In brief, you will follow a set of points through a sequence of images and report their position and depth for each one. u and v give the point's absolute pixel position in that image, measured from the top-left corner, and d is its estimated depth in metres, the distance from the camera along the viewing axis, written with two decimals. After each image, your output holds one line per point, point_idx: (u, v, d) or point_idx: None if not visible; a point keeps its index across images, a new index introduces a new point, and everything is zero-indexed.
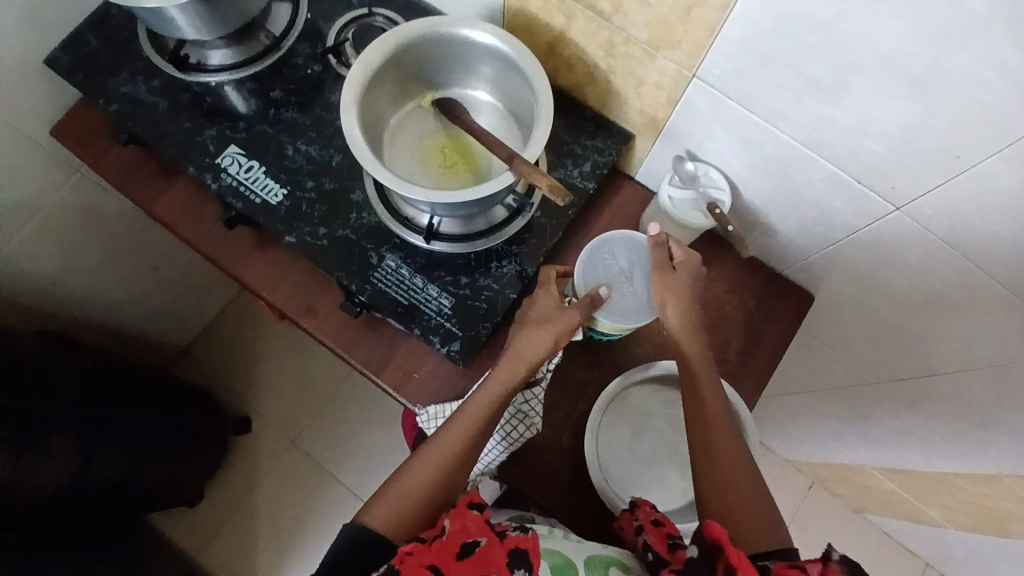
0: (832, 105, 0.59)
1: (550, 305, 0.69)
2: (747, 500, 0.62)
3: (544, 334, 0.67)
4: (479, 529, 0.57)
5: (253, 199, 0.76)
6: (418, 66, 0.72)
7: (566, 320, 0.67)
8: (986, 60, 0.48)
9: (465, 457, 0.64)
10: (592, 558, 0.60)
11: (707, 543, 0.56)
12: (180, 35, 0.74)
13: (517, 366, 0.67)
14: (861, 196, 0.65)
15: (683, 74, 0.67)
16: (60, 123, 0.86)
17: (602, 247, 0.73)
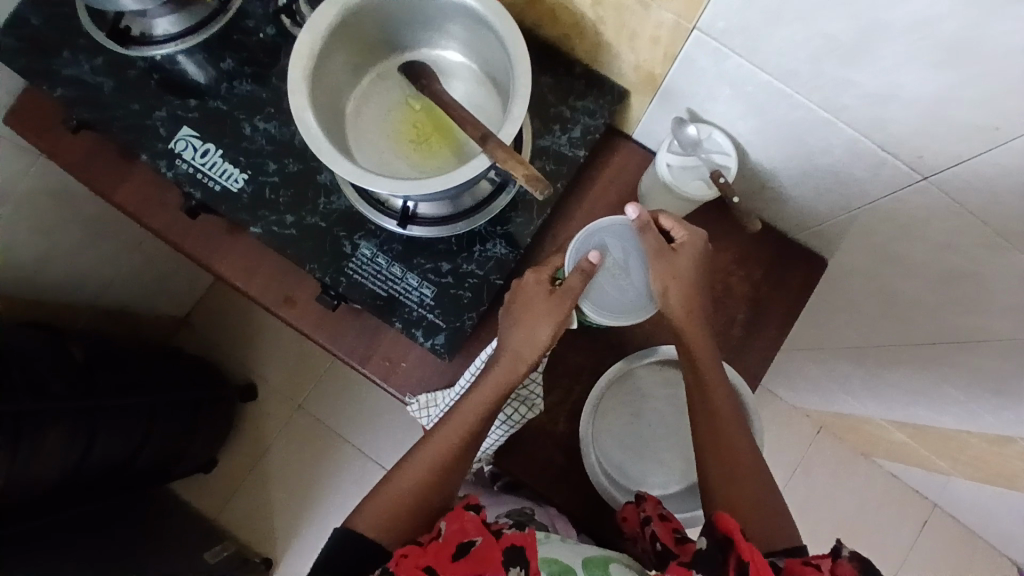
0: (859, 65, 0.50)
1: (541, 294, 0.63)
2: (754, 496, 0.58)
3: (540, 329, 0.61)
4: (477, 529, 0.54)
5: (213, 187, 0.70)
6: (378, 28, 0.63)
7: (557, 310, 0.61)
8: None
9: (461, 458, 0.60)
10: (590, 557, 0.58)
11: (717, 537, 0.53)
12: (116, 7, 0.66)
13: (516, 364, 0.62)
14: (885, 164, 0.57)
15: (683, 27, 0.58)
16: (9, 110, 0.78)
17: (595, 230, 0.66)
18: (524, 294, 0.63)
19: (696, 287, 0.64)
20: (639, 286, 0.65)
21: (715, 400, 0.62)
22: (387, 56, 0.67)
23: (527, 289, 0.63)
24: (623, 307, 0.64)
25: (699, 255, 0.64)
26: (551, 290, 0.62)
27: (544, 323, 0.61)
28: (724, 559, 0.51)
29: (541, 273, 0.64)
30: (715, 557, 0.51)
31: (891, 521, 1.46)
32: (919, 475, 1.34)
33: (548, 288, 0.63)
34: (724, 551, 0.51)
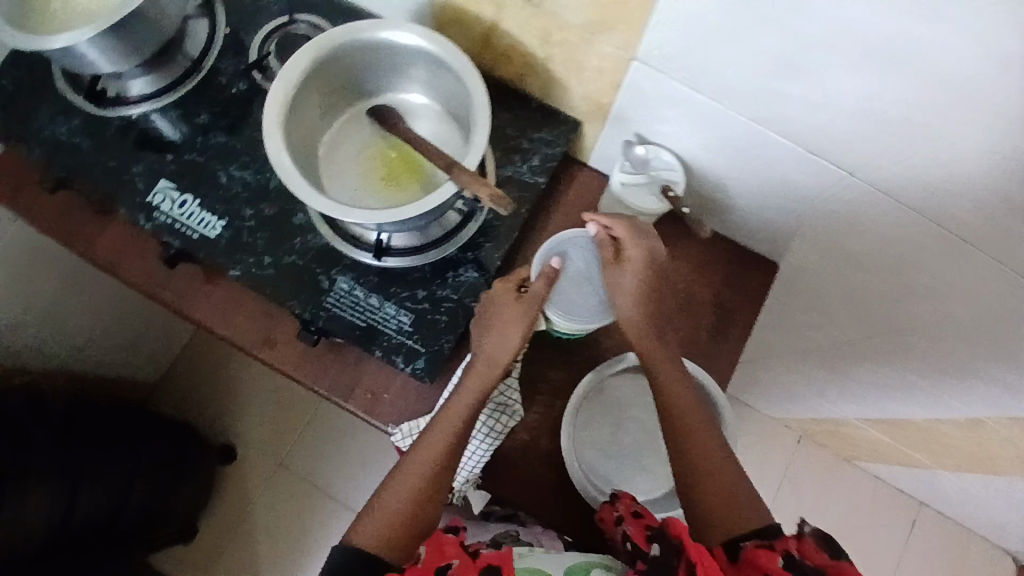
0: (782, 78, 0.57)
1: (509, 300, 0.66)
2: (725, 494, 0.60)
3: (510, 333, 0.65)
4: (454, 551, 0.55)
5: (191, 235, 0.72)
6: (346, 75, 0.68)
7: (526, 313, 0.65)
8: (942, 17, 0.45)
9: (449, 467, 0.61)
10: (572, 568, 0.61)
11: (671, 541, 0.57)
12: (94, 69, 0.70)
13: (491, 369, 0.65)
14: (816, 165, 0.63)
15: (624, 58, 0.64)
16: None
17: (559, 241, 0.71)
18: (493, 303, 0.66)
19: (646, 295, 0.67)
20: (600, 299, 0.70)
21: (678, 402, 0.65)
22: (355, 101, 0.72)
23: (495, 298, 0.66)
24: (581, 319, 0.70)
25: (644, 267, 0.67)
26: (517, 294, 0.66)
27: (518, 323, 0.65)
28: (675, 563, 0.56)
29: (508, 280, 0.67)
30: (669, 562, 0.56)
31: (880, 525, 1.49)
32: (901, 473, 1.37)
33: (514, 293, 0.66)
34: (678, 556, 0.56)
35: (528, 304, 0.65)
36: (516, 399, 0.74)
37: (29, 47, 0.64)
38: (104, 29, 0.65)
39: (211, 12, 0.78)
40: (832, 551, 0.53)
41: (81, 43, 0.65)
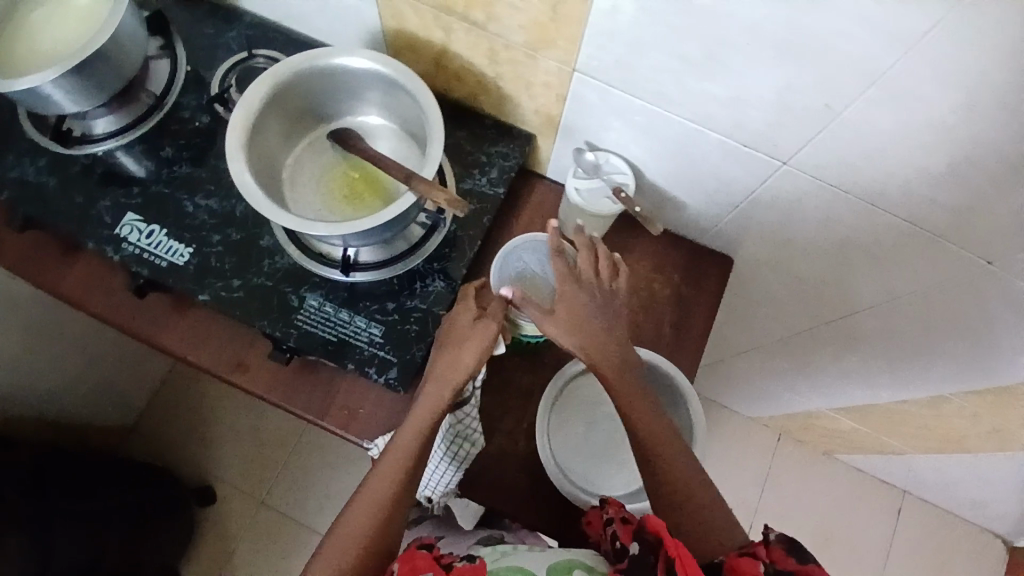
0: (707, 78, 0.61)
1: (467, 322, 0.68)
2: (704, 511, 0.63)
3: (464, 355, 0.66)
4: (428, 565, 0.56)
5: (159, 263, 0.73)
6: (305, 101, 0.71)
7: (481, 336, 0.66)
8: (840, 10, 0.50)
9: (406, 488, 0.62)
10: (554, 565, 0.61)
11: (648, 539, 0.59)
12: (59, 109, 0.73)
13: (441, 389, 0.66)
14: (752, 158, 0.68)
15: (566, 71, 0.69)
16: None
17: (519, 248, 0.75)
18: (453, 326, 0.68)
19: (598, 321, 0.66)
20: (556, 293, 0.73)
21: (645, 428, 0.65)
22: (315, 126, 0.75)
23: (457, 320, 0.68)
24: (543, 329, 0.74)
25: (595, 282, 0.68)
26: (477, 315, 0.67)
27: (475, 345, 0.66)
28: (653, 560, 0.57)
29: (467, 302, 0.69)
30: (647, 559, 0.57)
31: (865, 517, 1.51)
32: (877, 462, 1.40)
33: (474, 314, 0.68)
34: (655, 552, 0.57)
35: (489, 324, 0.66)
36: (474, 431, 0.73)
37: None
38: (67, 70, 0.68)
39: (172, 52, 0.82)
40: (800, 556, 0.55)
41: (45, 84, 0.68)
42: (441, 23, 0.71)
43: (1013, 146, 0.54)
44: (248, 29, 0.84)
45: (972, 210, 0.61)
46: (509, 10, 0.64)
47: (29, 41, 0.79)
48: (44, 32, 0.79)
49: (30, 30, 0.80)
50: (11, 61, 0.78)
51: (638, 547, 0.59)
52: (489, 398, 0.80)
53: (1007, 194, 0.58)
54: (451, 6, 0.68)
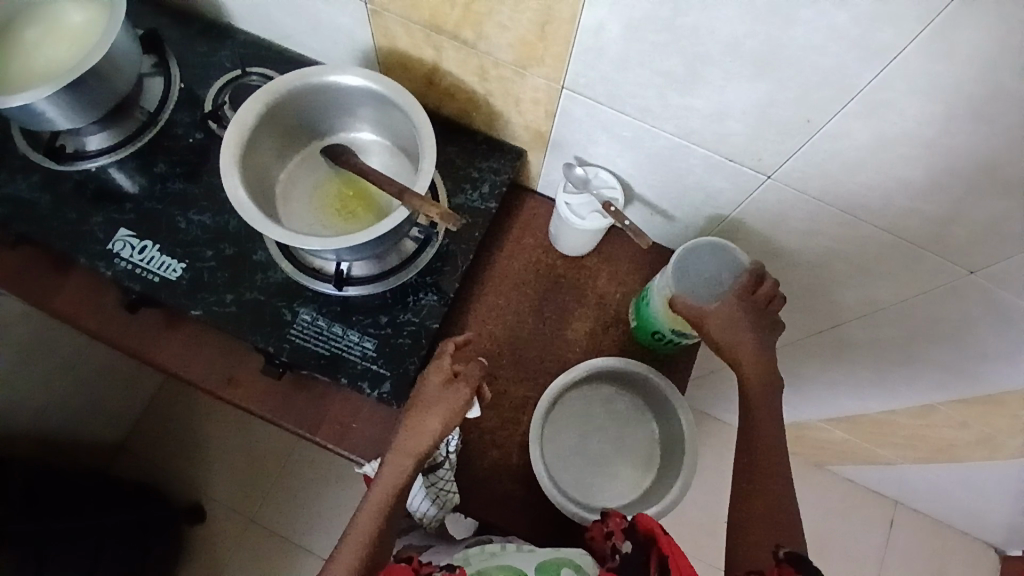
0: (691, 95, 0.63)
1: (437, 386, 0.67)
2: (782, 525, 0.63)
3: (430, 420, 0.66)
4: None
5: (152, 279, 0.74)
6: (298, 118, 0.72)
7: (449, 403, 0.66)
8: (816, 27, 0.52)
9: (372, 557, 0.63)
10: (544, 564, 0.63)
11: (641, 538, 0.62)
12: (51, 125, 0.73)
13: (404, 461, 0.66)
14: (737, 172, 0.69)
15: (554, 87, 0.70)
16: None
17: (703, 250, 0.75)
18: (423, 389, 0.68)
19: (754, 336, 0.69)
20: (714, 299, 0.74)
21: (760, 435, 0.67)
22: (309, 142, 0.76)
23: (429, 382, 0.68)
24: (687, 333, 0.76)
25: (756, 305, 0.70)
26: (448, 381, 0.67)
27: (447, 414, 0.66)
28: (646, 560, 0.60)
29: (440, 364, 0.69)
30: (637, 557, 0.61)
31: (860, 529, 1.51)
32: (869, 474, 1.40)
33: (445, 376, 0.68)
34: (645, 551, 0.61)
35: (463, 392, 0.67)
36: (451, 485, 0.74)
37: None
38: (60, 88, 0.69)
39: (166, 70, 0.83)
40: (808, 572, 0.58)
41: (39, 101, 0.69)
42: (431, 41, 0.72)
43: (987, 157, 0.56)
44: (241, 48, 0.85)
45: (952, 221, 0.63)
46: (498, 29, 0.66)
47: (24, 60, 0.80)
48: (40, 52, 0.80)
49: (26, 50, 0.81)
50: (6, 81, 0.79)
51: (631, 545, 0.62)
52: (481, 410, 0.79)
53: (985, 205, 0.60)
54: (440, 25, 0.69)
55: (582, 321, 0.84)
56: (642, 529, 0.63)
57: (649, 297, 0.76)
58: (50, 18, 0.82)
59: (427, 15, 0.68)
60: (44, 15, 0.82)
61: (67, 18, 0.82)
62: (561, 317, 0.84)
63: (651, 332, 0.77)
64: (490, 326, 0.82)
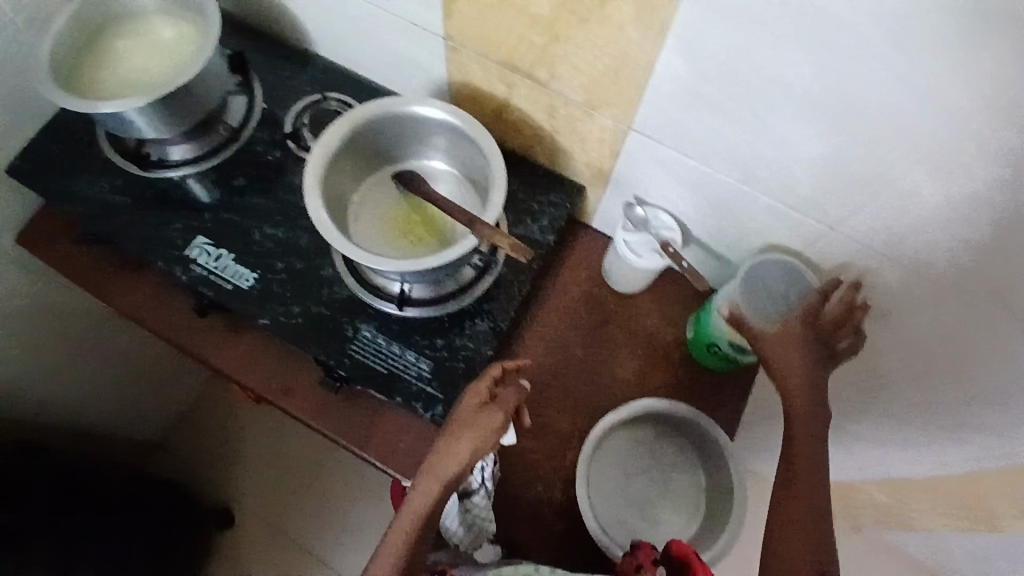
0: (761, 144, 0.64)
1: (472, 408, 0.69)
2: (811, 543, 0.63)
3: (460, 444, 0.67)
4: None
5: (225, 286, 0.77)
6: (375, 144, 0.76)
7: (481, 426, 0.67)
8: (896, 87, 0.53)
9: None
10: None
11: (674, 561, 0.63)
12: (138, 134, 0.78)
13: (431, 486, 0.66)
14: (801, 222, 0.70)
15: (621, 129, 0.72)
16: (29, 228, 0.90)
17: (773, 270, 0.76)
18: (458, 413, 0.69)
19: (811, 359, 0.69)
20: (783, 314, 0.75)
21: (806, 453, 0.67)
22: (383, 166, 0.79)
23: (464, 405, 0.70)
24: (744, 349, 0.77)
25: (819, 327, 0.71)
26: (483, 405, 0.69)
27: (479, 438, 0.67)
28: None
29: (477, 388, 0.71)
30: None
31: None
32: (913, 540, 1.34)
33: (481, 400, 0.69)
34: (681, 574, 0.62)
35: (499, 418, 0.68)
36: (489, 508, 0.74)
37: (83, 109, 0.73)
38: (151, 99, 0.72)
39: (250, 90, 0.87)
40: None
41: (128, 110, 0.73)
42: (505, 78, 0.75)
43: None
44: (322, 73, 0.89)
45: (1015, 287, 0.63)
46: (570, 70, 0.68)
47: (102, 68, 0.80)
48: (119, 61, 0.81)
49: (104, 57, 0.81)
50: (81, 83, 0.79)
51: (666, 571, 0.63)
52: (526, 439, 0.80)
53: None
54: (516, 63, 0.71)
55: (631, 358, 0.85)
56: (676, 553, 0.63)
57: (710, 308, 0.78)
58: (131, 28, 0.83)
59: (504, 54, 0.71)
60: (125, 24, 0.83)
61: (148, 29, 0.83)
62: (611, 353, 0.84)
63: (706, 343, 0.80)
64: (541, 356, 0.84)
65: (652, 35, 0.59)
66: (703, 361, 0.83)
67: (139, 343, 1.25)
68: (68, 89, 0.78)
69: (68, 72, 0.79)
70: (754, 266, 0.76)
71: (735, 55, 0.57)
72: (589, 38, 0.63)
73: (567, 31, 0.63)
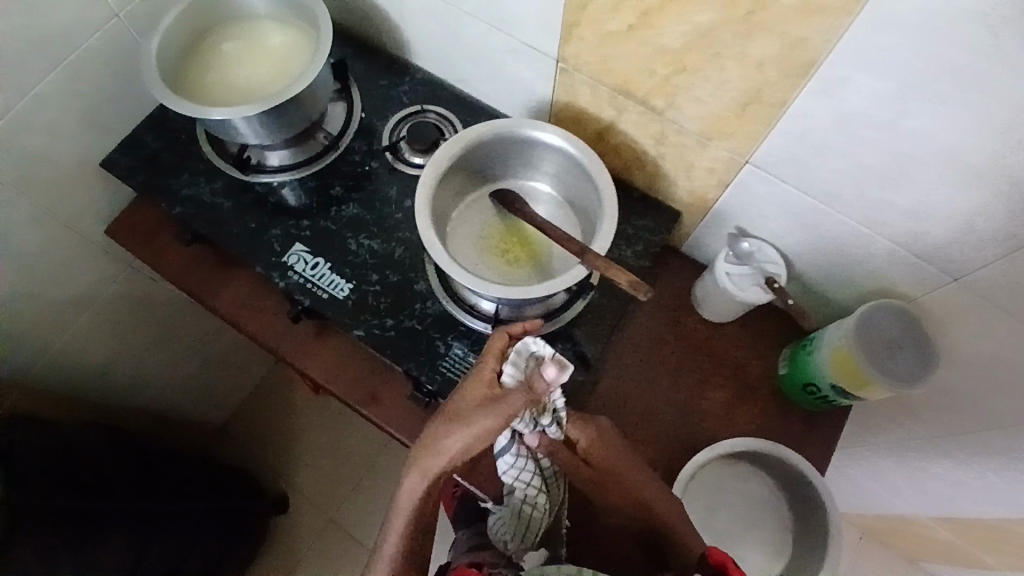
0: (891, 191, 0.62)
1: (477, 396, 0.61)
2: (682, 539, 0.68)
3: (452, 437, 0.60)
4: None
5: (321, 295, 0.78)
6: (479, 163, 0.75)
7: (484, 423, 0.59)
8: None
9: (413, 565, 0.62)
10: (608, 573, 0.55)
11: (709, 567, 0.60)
12: (240, 139, 0.78)
13: (422, 479, 0.62)
14: (919, 268, 0.68)
15: (736, 161, 0.70)
16: (118, 221, 0.90)
17: (889, 313, 0.71)
18: (458, 400, 0.62)
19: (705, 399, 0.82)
20: (893, 368, 0.71)
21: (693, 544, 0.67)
22: (482, 183, 0.79)
23: (469, 392, 0.62)
24: (846, 394, 0.75)
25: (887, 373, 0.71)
26: (484, 395, 0.61)
27: (476, 436, 0.59)
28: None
29: (481, 375, 0.62)
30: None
31: None
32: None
33: (486, 388, 0.61)
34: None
35: (499, 417, 0.59)
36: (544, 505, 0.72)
37: (194, 114, 0.73)
38: (263, 109, 0.73)
39: (348, 96, 0.88)
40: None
41: (236, 117, 0.74)
42: (615, 103, 0.73)
43: None
44: (419, 85, 0.90)
45: None
46: (692, 101, 0.66)
47: (206, 70, 0.80)
48: (224, 61, 0.81)
49: (207, 58, 0.81)
50: (188, 80, 0.79)
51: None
52: None
53: None
54: (631, 90, 0.70)
55: (717, 390, 0.83)
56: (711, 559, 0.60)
57: (817, 348, 0.76)
58: (236, 28, 0.83)
59: (620, 80, 0.70)
60: (227, 27, 0.83)
61: (250, 33, 0.83)
62: (697, 384, 0.83)
63: (804, 382, 0.78)
64: (625, 382, 0.83)
65: (792, 74, 0.57)
66: (799, 401, 0.82)
67: (209, 333, 1.28)
68: (175, 90, 0.78)
69: (173, 73, 0.79)
70: (864, 316, 0.71)
71: (882, 103, 0.55)
72: (721, 72, 0.61)
73: (696, 63, 0.62)
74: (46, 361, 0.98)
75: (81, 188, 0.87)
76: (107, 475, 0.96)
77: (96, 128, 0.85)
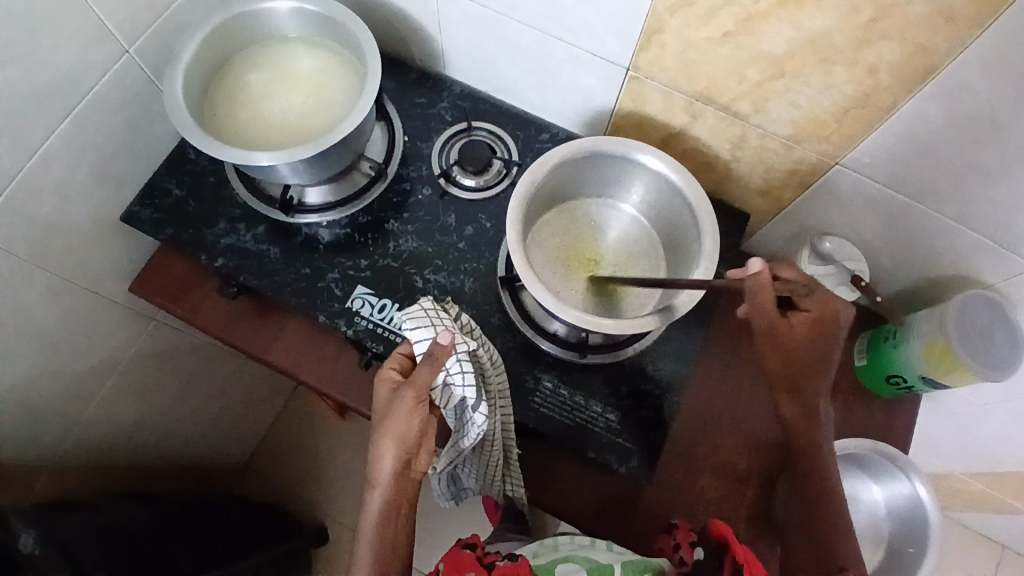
0: (993, 189, 0.61)
1: (383, 396, 0.61)
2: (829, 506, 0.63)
3: (384, 451, 0.60)
4: (469, 564, 0.57)
5: (394, 339, 0.73)
6: (554, 186, 0.72)
7: (399, 416, 0.59)
8: None
9: None
10: (630, 560, 0.56)
11: (714, 544, 0.56)
12: (280, 180, 0.71)
13: (374, 494, 0.60)
14: (1006, 258, 0.67)
15: (825, 162, 0.68)
16: (139, 278, 0.81)
17: (977, 302, 0.71)
18: (378, 407, 0.62)
19: (842, 310, 0.62)
20: (989, 358, 0.71)
21: (807, 454, 0.64)
22: (556, 201, 0.75)
23: (382, 398, 0.61)
24: (934, 384, 0.75)
25: (985, 365, 0.70)
26: (397, 386, 0.61)
27: (402, 428, 0.59)
28: (719, 565, 0.54)
29: (384, 376, 0.62)
30: (711, 564, 0.55)
31: None
32: (1008, 558, 1.33)
33: (394, 382, 0.62)
34: (720, 557, 0.55)
35: (413, 399, 0.59)
36: (496, 450, 0.70)
37: (234, 162, 0.66)
38: (318, 148, 0.66)
39: (387, 118, 0.82)
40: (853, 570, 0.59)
41: (283, 163, 0.67)
42: (692, 109, 0.69)
43: None
44: (459, 100, 0.84)
45: None
46: (785, 106, 0.63)
47: (237, 108, 0.73)
48: (256, 97, 0.73)
49: (236, 94, 0.73)
50: (219, 122, 0.71)
51: (702, 552, 0.57)
52: (705, 479, 0.76)
53: None
54: (713, 96, 0.66)
55: None
56: (715, 535, 0.56)
57: (905, 340, 0.75)
58: (263, 57, 0.75)
59: (701, 87, 0.66)
60: (251, 56, 0.75)
61: (278, 60, 0.75)
62: None
63: (888, 374, 0.77)
64: (711, 395, 0.79)
65: (909, 80, 0.55)
66: (879, 390, 0.81)
67: (231, 374, 1.20)
68: (207, 133, 0.70)
69: (200, 114, 0.71)
70: (959, 306, 0.71)
71: (1002, 107, 0.53)
72: (825, 77, 0.59)
73: (799, 68, 0.59)
74: (72, 432, 0.89)
75: (100, 246, 0.79)
76: (160, 544, 0.88)
77: (111, 179, 0.76)
